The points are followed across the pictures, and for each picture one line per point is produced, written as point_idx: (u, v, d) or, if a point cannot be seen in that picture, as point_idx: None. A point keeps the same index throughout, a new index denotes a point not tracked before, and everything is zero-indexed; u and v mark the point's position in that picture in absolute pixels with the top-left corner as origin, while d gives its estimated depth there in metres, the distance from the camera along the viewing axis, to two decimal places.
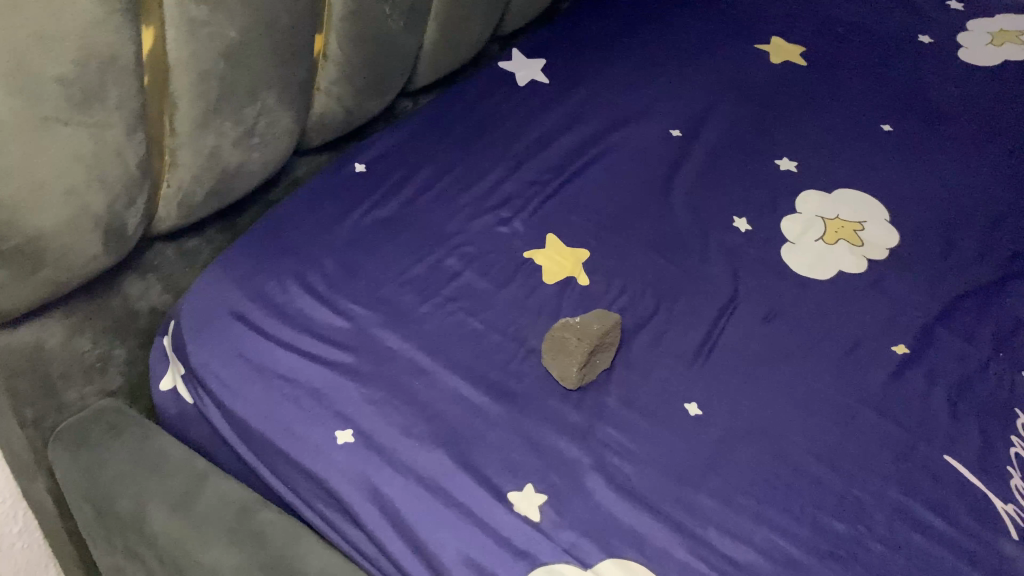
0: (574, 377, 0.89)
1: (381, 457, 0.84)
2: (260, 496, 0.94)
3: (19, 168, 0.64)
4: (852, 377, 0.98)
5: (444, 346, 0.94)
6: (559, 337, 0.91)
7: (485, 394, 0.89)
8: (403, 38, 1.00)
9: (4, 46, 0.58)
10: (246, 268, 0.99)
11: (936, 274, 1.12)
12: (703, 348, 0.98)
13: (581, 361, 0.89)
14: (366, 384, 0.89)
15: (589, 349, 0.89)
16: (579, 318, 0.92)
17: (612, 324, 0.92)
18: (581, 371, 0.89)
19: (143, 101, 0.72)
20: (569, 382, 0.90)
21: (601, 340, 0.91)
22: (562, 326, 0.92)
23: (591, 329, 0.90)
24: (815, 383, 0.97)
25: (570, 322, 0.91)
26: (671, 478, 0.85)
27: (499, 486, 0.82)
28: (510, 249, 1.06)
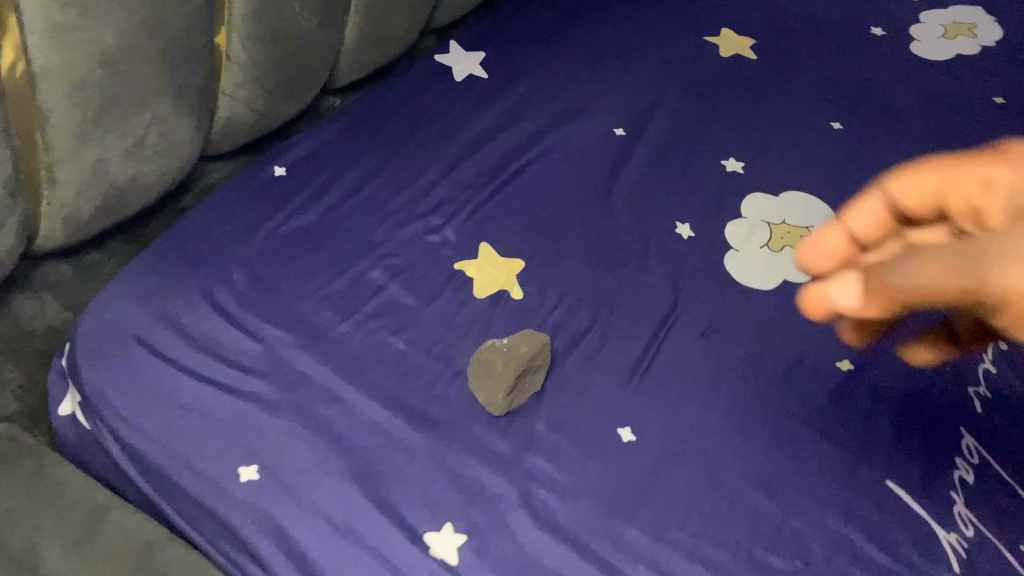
0: (500, 404, 0.84)
1: (287, 494, 0.78)
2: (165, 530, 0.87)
3: None
4: (795, 394, 0.93)
5: (363, 369, 0.88)
6: (485, 361, 0.85)
7: (404, 424, 0.84)
8: (319, 36, 0.93)
9: None
10: (150, 284, 0.92)
11: None
12: (640, 365, 0.93)
13: (507, 388, 0.83)
14: (276, 414, 0.83)
15: (516, 375, 0.84)
16: (506, 340, 0.86)
17: (542, 347, 0.86)
18: (507, 398, 0.84)
19: (6, 116, 0.64)
20: (494, 410, 0.84)
21: (529, 364, 0.85)
22: (488, 349, 0.86)
23: (518, 353, 0.85)
24: (756, 400, 0.92)
25: (496, 344, 0.86)
26: (600, 512, 0.80)
27: (415, 526, 0.77)
28: (440, 259, 1.00)
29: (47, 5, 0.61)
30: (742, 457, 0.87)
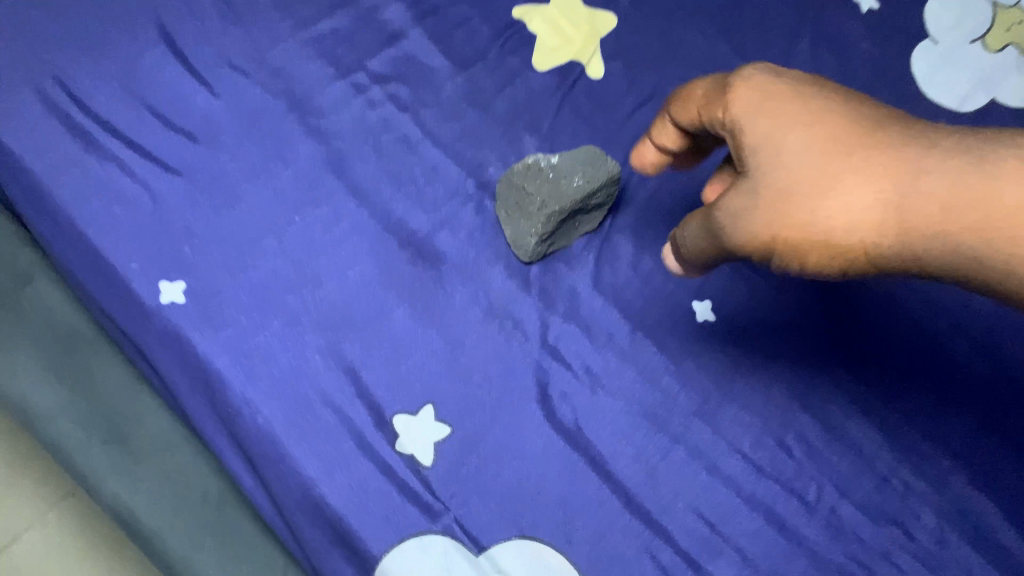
0: (530, 251, 0.60)
1: (219, 327, 0.57)
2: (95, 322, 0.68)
3: None
4: (956, 301, 0.66)
5: (353, 159, 0.63)
6: (523, 186, 0.59)
7: (393, 253, 0.60)
8: None
9: None
10: None
11: None
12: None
13: (541, 235, 0.59)
14: (221, 215, 0.60)
15: (556, 220, 0.58)
16: (556, 160, 0.59)
17: (607, 177, 0.59)
18: (540, 246, 0.60)
19: None
20: (523, 258, 0.61)
21: (582, 202, 0.59)
22: (527, 170, 0.59)
23: (566, 185, 0.58)
24: (898, 296, 0.65)
25: (538, 166, 0.59)
26: (639, 421, 0.59)
27: (380, 405, 0.56)
28: (493, 5, 0.70)
29: None
30: (857, 376, 0.63)
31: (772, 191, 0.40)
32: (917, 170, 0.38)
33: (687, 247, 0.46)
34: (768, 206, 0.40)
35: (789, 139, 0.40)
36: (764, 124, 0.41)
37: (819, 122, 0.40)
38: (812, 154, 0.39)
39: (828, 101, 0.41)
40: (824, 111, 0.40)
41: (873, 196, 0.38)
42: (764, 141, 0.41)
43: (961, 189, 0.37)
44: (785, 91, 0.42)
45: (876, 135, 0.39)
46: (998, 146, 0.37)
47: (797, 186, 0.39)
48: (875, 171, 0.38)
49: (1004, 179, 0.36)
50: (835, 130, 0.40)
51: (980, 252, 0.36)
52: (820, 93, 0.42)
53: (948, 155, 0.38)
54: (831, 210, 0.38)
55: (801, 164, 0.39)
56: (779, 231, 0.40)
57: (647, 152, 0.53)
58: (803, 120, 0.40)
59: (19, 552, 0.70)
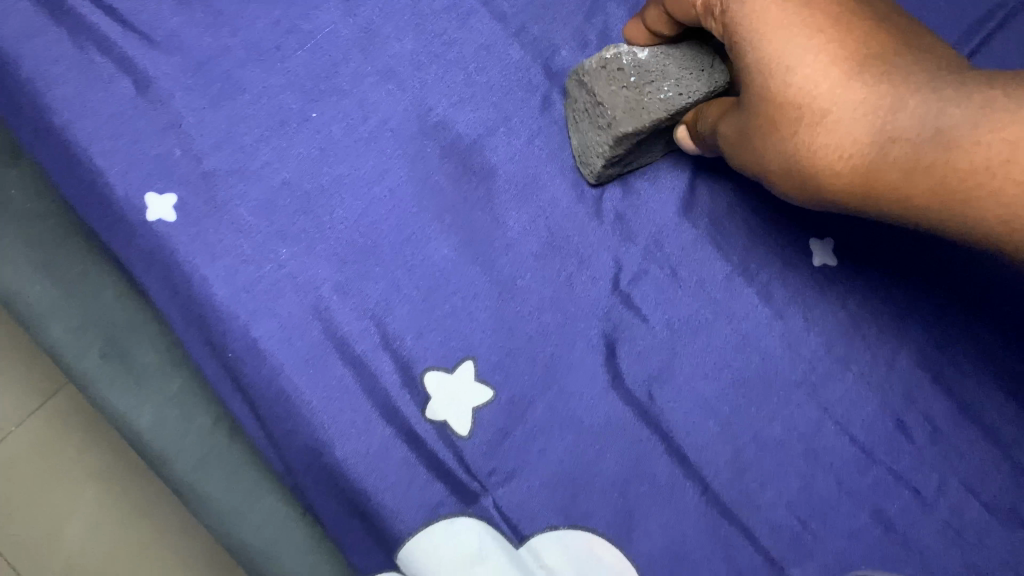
0: (592, 172, 0.48)
1: (215, 250, 0.46)
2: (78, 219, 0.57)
3: None
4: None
5: (392, 34, 0.50)
6: (593, 90, 0.46)
7: (433, 163, 0.49)
8: None
9: None
10: None
11: None
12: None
13: (606, 158, 0.46)
14: (221, 106, 0.48)
15: (628, 142, 0.45)
16: (643, 58, 0.45)
17: (707, 91, 0.44)
18: (607, 169, 0.48)
19: None
20: (590, 180, 0.49)
21: (669, 120, 0.45)
22: (604, 69, 0.45)
23: (649, 97, 0.44)
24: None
25: (619, 64, 0.45)
26: (726, 389, 0.48)
27: (410, 357, 0.46)
28: None
29: None
30: (1003, 338, 0.50)
31: (755, 136, 0.38)
32: (885, 132, 0.34)
33: (703, 151, 0.45)
34: (749, 148, 0.39)
35: (766, 84, 0.36)
36: (751, 56, 0.37)
37: (799, 64, 0.35)
38: (788, 105, 0.36)
39: (817, 27, 0.36)
40: (809, 50, 0.35)
41: (842, 157, 0.35)
42: (751, 77, 0.37)
43: (919, 157, 0.33)
44: (776, 16, 0.36)
45: (855, 81, 0.34)
46: (970, 97, 0.32)
47: (770, 138, 0.37)
48: (847, 132, 0.34)
49: (965, 145, 0.32)
50: (813, 79, 0.35)
51: (936, 219, 0.34)
52: (812, 13, 0.36)
53: (916, 115, 0.33)
54: (802, 166, 0.36)
55: (782, 106, 0.36)
56: (762, 170, 0.39)
57: (634, 31, 0.45)
58: (784, 60, 0.36)
59: (25, 437, 0.65)
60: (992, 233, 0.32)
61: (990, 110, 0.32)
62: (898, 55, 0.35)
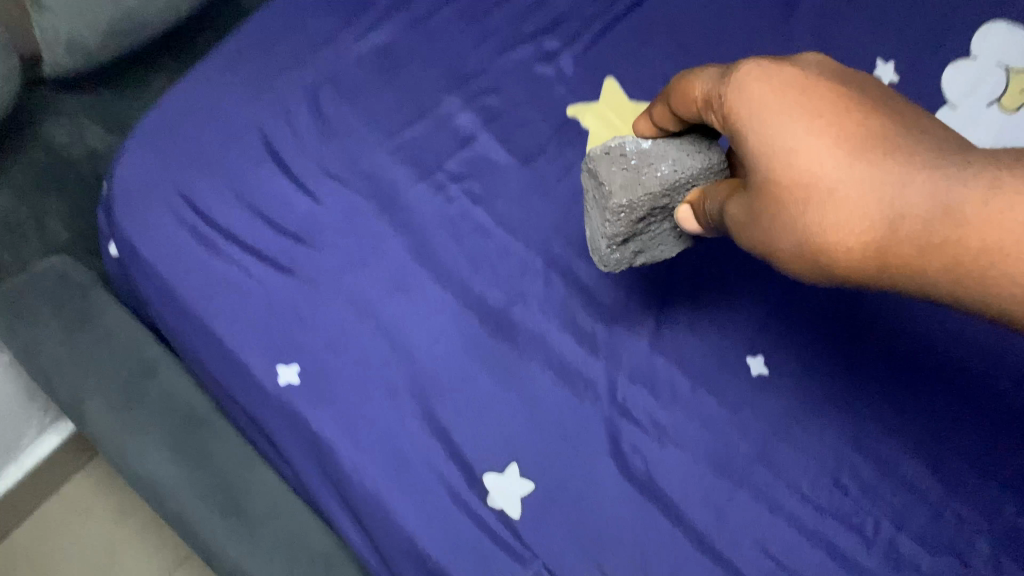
0: (605, 242, 0.58)
1: (330, 402, 0.66)
2: (213, 399, 0.78)
3: None
4: (993, 338, 0.70)
5: (438, 247, 0.73)
6: (596, 176, 0.56)
7: (473, 324, 0.70)
8: None
9: None
10: (197, 114, 0.77)
11: None
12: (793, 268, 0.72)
13: (610, 238, 0.58)
14: (327, 301, 0.69)
15: (629, 212, 0.55)
16: (646, 148, 0.55)
17: (699, 167, 0.54)
18: (613, 248, 0.59)
19: None
20: (601, 264, 0.61)
21: (666, 195, 0.55)
22: (609, 155, 0.56)
23: (646, 175, 0.54)
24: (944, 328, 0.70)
25: (627, 150, 0.55)
26: (703, 467, 0.66)
27: (472, 462, 0.64)
28: (551, 101, 0.80)
29: None
30: (914, 394, 0.68)
31: (763, 212, 0.43)
32: (893, 209, 0.39)
33: (706, 230, 0.53)
34: (757, 225, 0.44)
35: (771, 165, 0.42)
36: (756, 143, 0.43)
37: (805, 149, 0.41)
38: (797, 183, 0.41)
39: (816, 114, 0.42)
40: (811, 136, 0.41)
41: (852, 231, 0.40)
42: (757, 161, 0.43)
43: (931, 235, 0.39)
44: (779, 107, 0.42)
45: (859, 164, 0.40)
46: (974, 181, 0.38)
47: (779, 215, 0.43)
48: (855, 209, 0.40)
49: (974, 224, 0.38)
50: (820, 162, 0.41)
51: (948, 291, 0.39)
52: (810, 103, 0.42)
53: (923, 197, 0.39)
54: (813, 238, 0.41)
55: (789, 185, 0.41)
56: (769, 243, 0.44)
57: (643, 125, 0.56)
58: (790, 144, 0.41)
59: None
60: (1004, 306, 0.38)
61: (995, 191, 0.37)
62: (897, 140, 0.41)
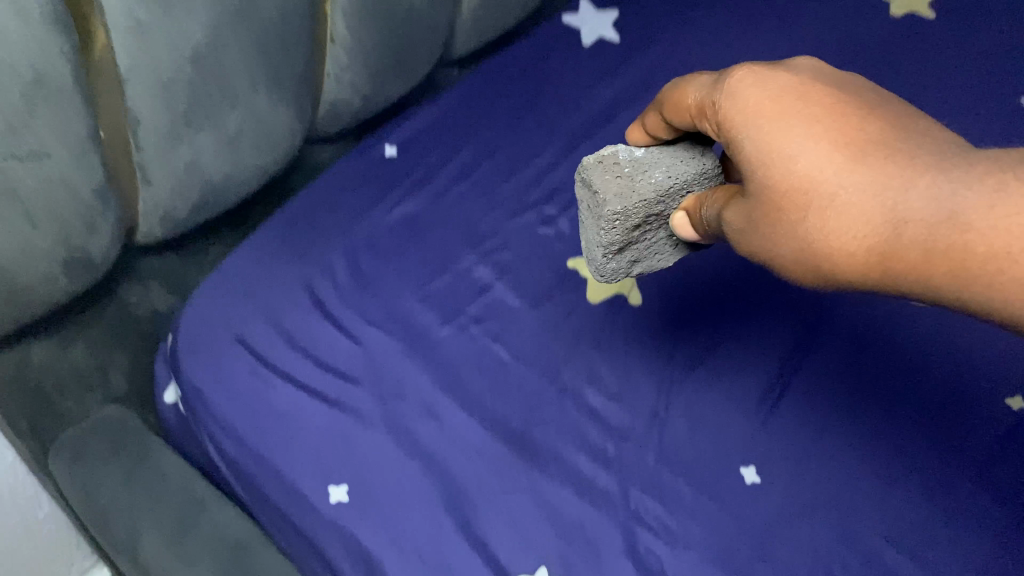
0: (603, 249, 0.69)
1: (378, 517, 0.75)
2: (260, 530, 0.85)
3: None
4: (976, 385, 0.85)
5: (464, 380, 0.84)
6: (590, 187, 0.67)
7: (497, 444, 0.80)
8: (438, 12, 0.89)
9: None
10: (252, 275, 0.89)
11: None
12: (798, 351, 0.87)
13: (606, 248, 0.68)
14: (370, 428, 0.80)
15: (627, 218, 0.65)
16: (637, 157, 0.67)
17: (689, 173, 0.66)
18: (608, 257, 0.70)
19: (103, 152, 0.64)
20: (597, 277, 0.72)
21: (659, 203, 0.66)
22: (602, 163, 0.67)
23: (641, 180, 0.65)
24: (933, 401, 0.84)
25: (617, 160, 0.67)
26: (710, 565, 0.75)
27: (509, 568, 0.73)
28: (554, 255, 0.94)
29: (142, 60, 0.61)
30: (916, 433, 0.83)
31: (772, 215, 0.55)
32: (896, 212, 0.51)
33: (700, 234, 0.66)
34: (764, 232, 0.56)
35: (780, 173, 0.54)
36: (764, 156, 0.55)
37: (808, 159, 0.53)
38: (804, 189, 0.53)
39: (813, 128, 0.54)
40: (811, 148, 0.53)
41: (854, 229, 0.52)
42: (765, 172, 0.55)
43: (936, 240, 0.50)
44: (781, 126, 0.55)
45: (859, 173, 0.52)
46: (972, 188, 0.49)
47: (786, 222, 0.55)
48: (858, 211, 0.52)
49: (973, 227, 0.49)
50: (824, 171, 0.53)
51: (954, 290, 0.50)
52: (805, 120, 0.54)
53: (924, 202, 0.51)
54: (826, 237, 0.53)
55: (795, 189, 0.54)
56: (782, 242, 0.56)
57: (637, 135, 0.69)
58: (793, 154, 0.54)
59: None
60: (1005, 303, 0.49)
61: (995, 197, 0.48)
62: (892, 150, 0.53)
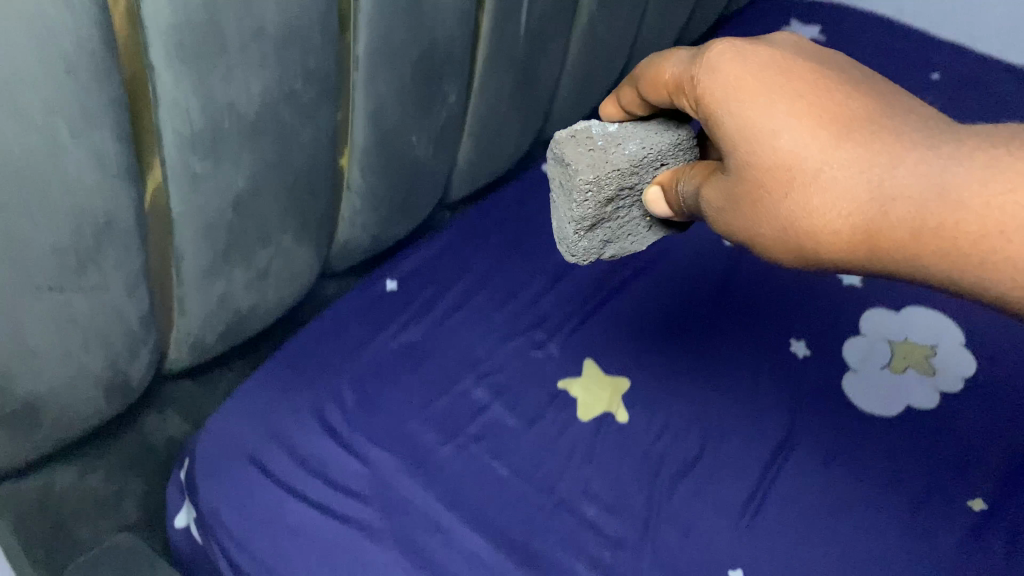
0: (576, 224, 0.76)
1: None
2: None
3: (25, 337, 0.62)
4: (944, 469, 0.97)
5: (467, 496, 0.89)
6: (563, 161, 0.73)
7: (501, 553, 0.84)
8: (437, 159, 1.00)
9: (9, 239, 0.57)
10: (264, 401, 0.95)
11: (1001, 418, 1.03)
12: (785, 445, 0.97)
13: (578, 222, 0.75)
14: (380, 543, 0.84)
15: (603, 189, 0.73)
16: (611, 131, 0.74)
17: (660, 145, 0.74)
18: (580, 235, 0.77)
19: (151, 284, 0.72)
20: (568, 256, 0.79)
21: (632, 174, 0.74)
22: (575, 138, 0.74)
23: (615, 152, 0.72)
24: (911, 486, 0.95)
25: (590, 138, 0.73)
26: None
27: None
28: (545, 377, 1.01)
29: (193, 205, 0.70)
30: (900, 514, 0.92)
31: (758, 189, 0.59)
32: (884, 188, 0.55)
33: (671, 210, 0.74)
34: (745, 209, 0.61)
35: (766, 146, 0.58)
36: (748, 133, 0.59)
37: (793, 134, 0.57)
38: (790, 162, 0.57)
39: (796, 104, 0.58)
40: (795, 125, 0.58)
41: (841, 203, 0.56)
42: (751, 147, 0.59)
43: (925, 218, 0.54)
44: (763, 103, 0.59)
45: (843, 149, 0.56)
46: (962, 167, 0.53)
47: (773, 196, 0.59)
48: (844, 185, 0.56)
49: (963, 204, 0.52)
50: (810, 147, 0.57)
51: (944, 270, 0.54)
52: (787, 98, 0.59)
53: (913, 180, 0.54)
54: (813, 210, 0.57)
55: (780, 163, 0.58)
56: (767, 214, 0.60)
57: (611, 110, 0.76)
58: (778, 129, 0.58)
59: None
60: (999, 283, 0.52)
61: (987, 177, 0.52)
62: (876, 127, 0.57)
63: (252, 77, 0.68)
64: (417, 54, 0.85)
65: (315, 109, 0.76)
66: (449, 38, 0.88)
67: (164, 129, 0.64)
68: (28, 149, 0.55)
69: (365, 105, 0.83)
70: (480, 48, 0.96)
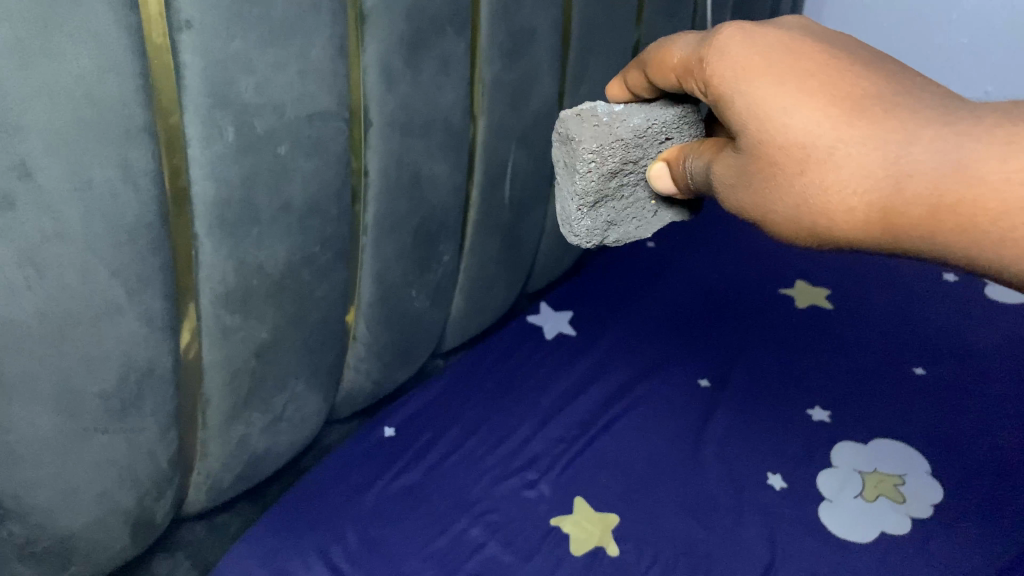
0: (580, 202, 0.89)
1: None
2: None
3: (67, 474, 0.69)
4: None
5: None
6: (570, 137, 0.86)
7: None
8: (434, 311, 1.11)
9: (67, 386, 0.65)
10: (272, 545, 1.00)
11: (973, 540, 1.08)
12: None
13: (582, 197, 0.88)
14: None
15: (605, 163, 0.85)
16: (614, 110, 0.85)
17: (659, 122, 0.86)
18: (584, 213, 0.90)
19: (180, 427, 0.79)
20: (573, 237, 0.92)
21: (635, 147, 0.86)
22: (580, 117, 0.86)
23: (620, 127, 0.84)
24: None
25: (595, 114, 0.85)
26: None
27: None
28: (536, 515, 1.07)
29: (222, 354, 0.79)
30: None
31: (775, 166, 0.67)
32: (898, 164, 0.62)
33: (674, 183, 0.86)
34: (760, 185, 0.69)
35: (780, 127, 0.65)
36: (762, 115, 0.66)
37: (805, 116, 0.64)
38: (805, 140, 0.64)
39: (804, 85, 0.65)
40: (807, 107, 0.64)
41: (857, 177, 0.63)
42: (767, 129, 0.66)
43: (942, 194, 0.61)
44: (773, 86, 0.66)
45: (855, 128, 0.63)
46: (976, 143, 0.60)
47: (789, 173, 0.66)
48: (858, 160, 0.63)
49: (979, 181, 0.59)
50: (826, 126, 0.63)
51: (960, 242, 0.62)
52: (795, 80, 0.65)
53: (927, 158, 0.61)
54: (830, 185, 0.64)
55: (795, 141, 0.65)
56: (783, 187, 0.67)
57: (617, 90, 0.87)
58: (790, 110, 0.65)
59: None
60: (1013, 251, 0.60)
61: (1003, 156, 0.58)
62: (882, 102, 0.64)
63: (278, 243, 0.79)
64: (417, 221, 0.97)
65: (331, 269, 0.87)
66: (446, 206, 1.01)
67: (203, 288, 0.74)
68: (93, 309, 0.65)
69: (372, 266, 0.94)
70: (472, 214, 1.09)
